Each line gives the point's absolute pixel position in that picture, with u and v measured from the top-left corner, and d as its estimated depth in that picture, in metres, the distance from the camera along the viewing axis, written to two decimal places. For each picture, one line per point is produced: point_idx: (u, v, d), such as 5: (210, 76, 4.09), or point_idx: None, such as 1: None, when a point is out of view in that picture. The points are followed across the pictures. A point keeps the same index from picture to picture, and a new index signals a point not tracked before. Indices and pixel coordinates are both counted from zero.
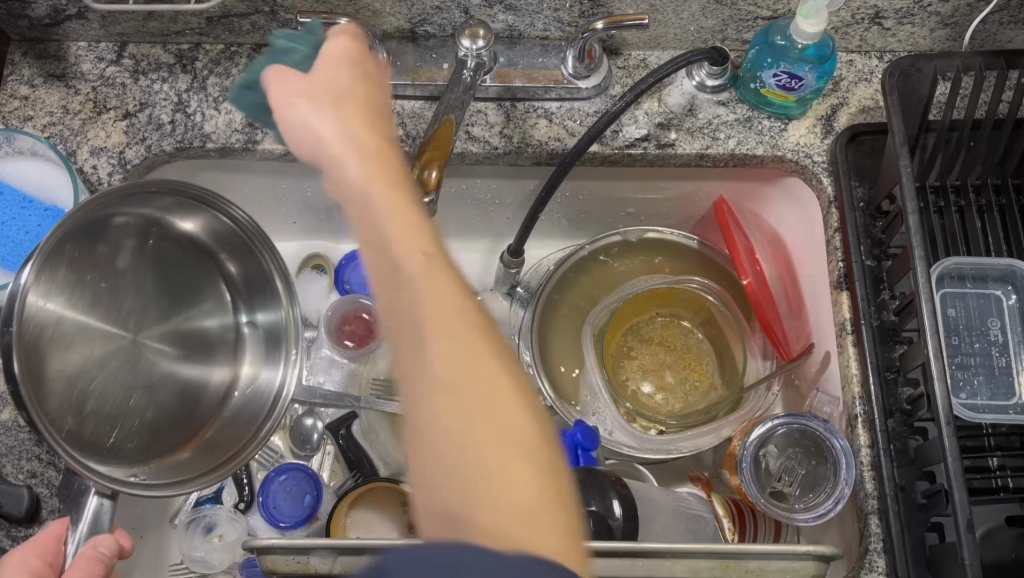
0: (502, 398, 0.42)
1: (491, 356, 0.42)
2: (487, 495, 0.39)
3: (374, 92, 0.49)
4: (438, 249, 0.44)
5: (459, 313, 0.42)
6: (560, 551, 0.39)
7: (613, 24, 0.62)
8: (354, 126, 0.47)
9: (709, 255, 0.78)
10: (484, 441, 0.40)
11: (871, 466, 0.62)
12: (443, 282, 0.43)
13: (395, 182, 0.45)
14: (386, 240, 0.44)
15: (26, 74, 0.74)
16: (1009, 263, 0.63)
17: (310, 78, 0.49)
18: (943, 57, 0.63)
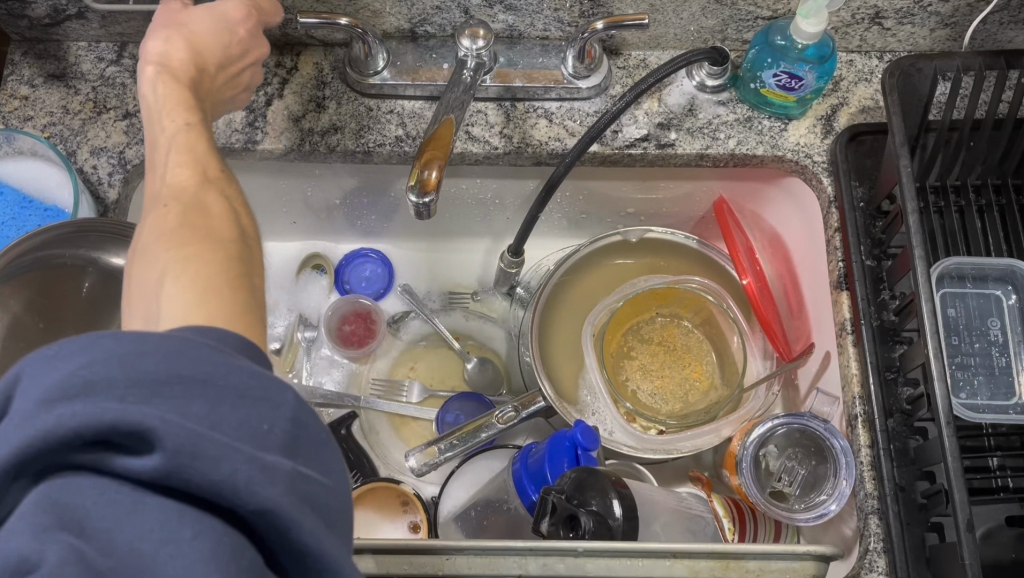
0: (212, 212, 0.45)
1: (229, 225, 0.45)
2: (180, 275, 0.41)
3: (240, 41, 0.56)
4: (199, 120, 0.51)
5: (194, 154, 0.48)
6: (233, 318, 0.39)
7: (613, 24, 0.62)
8: (175, 48, 0.53)
9: (709, 256, 0.78)
10: (188, 233, 0.43)
11: (871, 465, 0.62)
12: (201, 166, 0.48)
13: (190, 100, 0.51)
14: (160, 136, 0.49)
15: (26, 74, 0.74)
16: (1009, 264, 0.63)
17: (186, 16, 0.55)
18: (943, 57, 0.63)
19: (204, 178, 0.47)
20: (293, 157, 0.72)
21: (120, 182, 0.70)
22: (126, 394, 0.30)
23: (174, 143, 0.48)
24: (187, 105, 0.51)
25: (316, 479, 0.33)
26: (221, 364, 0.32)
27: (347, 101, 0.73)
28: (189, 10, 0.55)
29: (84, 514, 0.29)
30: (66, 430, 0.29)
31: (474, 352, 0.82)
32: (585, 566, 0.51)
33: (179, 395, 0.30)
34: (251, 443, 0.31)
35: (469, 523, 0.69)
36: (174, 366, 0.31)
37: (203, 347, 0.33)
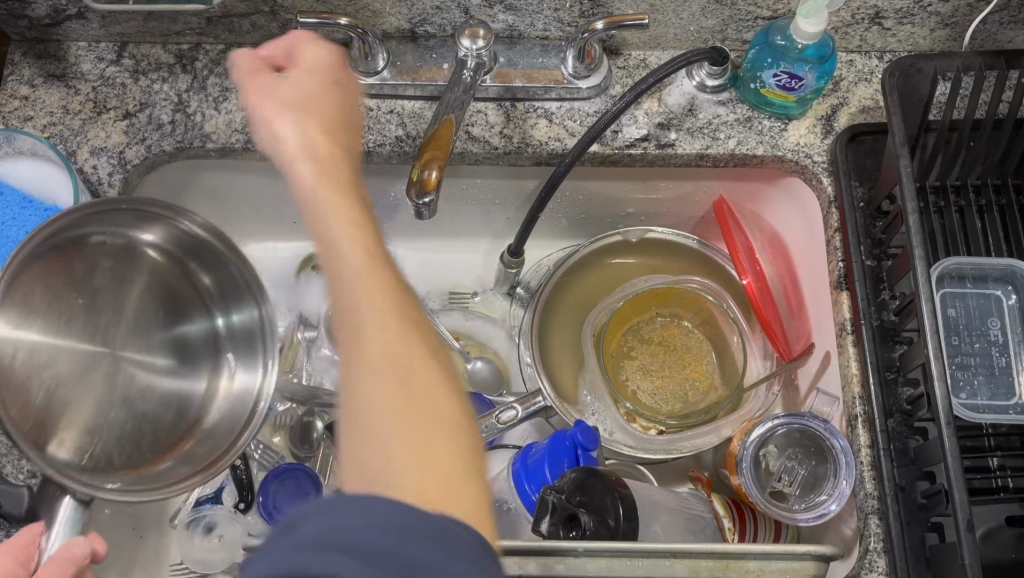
0: (432, 390, 0.45)
1: (441, 386, 0.45)
2: (408, 447, 0.42)
3: (338, 96, 0.56)
4: (380, 247, 0.49)
5: (390, 297, 0.47)
6: (460, 510, 0.40)
7: (613, 24, 0.62)
8: (316, 138, 0.53)
9: (708, 255, 0.78)
10: (421, 419, 0.43)
11: (871, 465, 0.62)
12: (382, 285, 0.47)
13: (342, 204, 0.50)
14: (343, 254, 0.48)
15: (26, 74, 0.74)
16: (1009, 264, 0.63)
17: (285, 87, 0.54)
18: (943, 57, 0.63)
19: (381, 295, 0.47)
20: None
21: (120, 182, 0.70)
22: (370, 553, 0.34)
23: (358, 269, 0.47)
24: (348, 207, 0.50)
25: None
26: (451, 534, 0.36)
27: None
28: (280, 77, 0.55)
29: None
30: (321, 574, 0.33)
31: (475, 352, 0.81)
32: (585, 566, 0.51)
33: (410, 577, 0.34)
34: None
35: None
36: (416, 528, 0.36)
37: (438, 520, 0.37)
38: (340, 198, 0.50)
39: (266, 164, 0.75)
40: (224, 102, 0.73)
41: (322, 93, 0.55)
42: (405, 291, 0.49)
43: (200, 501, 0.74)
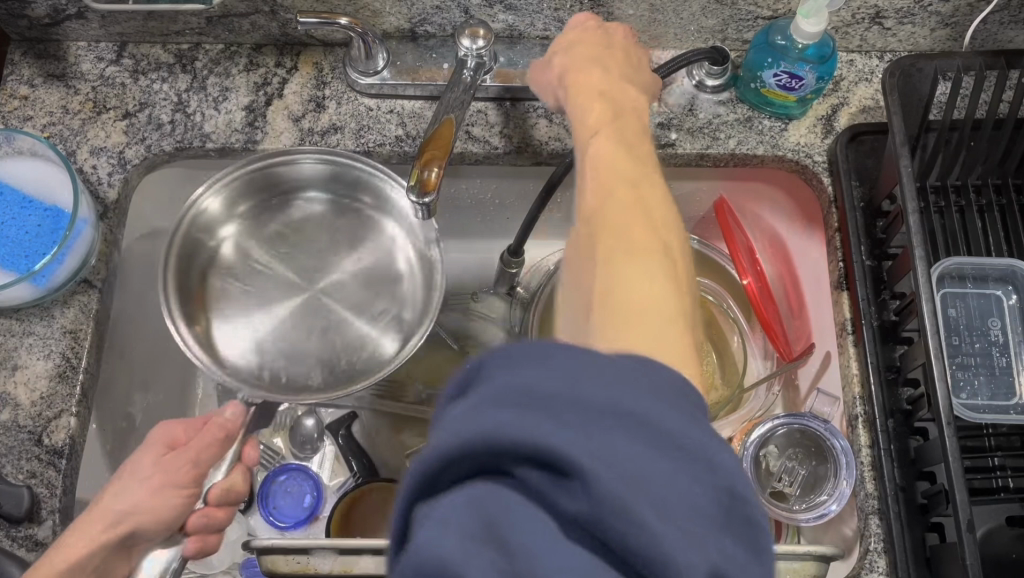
0: (652, 231, 0.46)
1: (665, 237, 0.46)
2: (614, 292, 0.42)
3: (589, 51, 0.57)
4: (624, 131, 0.52)
5: (622, 168, 0.49)
6: (662, 351, 0.39)
7: None
8: (575, 68, 0.56)
9: (708, 254, 0.78)
10: (603, 261, 0.44)
11: (872, 466, 0.61)
12: (620, 161, 0.49)
13: (606, 96, 0.54)
14: (580, 154, 0.52)
15: (26, 74, 0.73)
16: (1009, 264, 0.63)
17: (566, 54, 0.58)
18: (944, 57, 0.63)
19: (631, 178, 0.48)
20: None
21: (120, 182, 0.69)
22: (563, 416, 0.29)
23: (600, 154, 0.50)
24: (603, 105, 0.53)
25: (733, 560, 0.29)
26: (650, 398, 0.31)
27: (346, 101, 0.73)
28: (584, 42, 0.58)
29: (508, 525, 0.28)
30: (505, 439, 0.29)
31: None
32: None
33: (611, 435, 0.29)
34: (681, 523, 0.28)
35: None
36: (614, 407, 0.30)
37: (640, 369, 0.32)
38: (599, 112, 0.53)
39: None
40: (224, 102, 0.73)
41: (580, 50, 0.57)
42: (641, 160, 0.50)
43: None
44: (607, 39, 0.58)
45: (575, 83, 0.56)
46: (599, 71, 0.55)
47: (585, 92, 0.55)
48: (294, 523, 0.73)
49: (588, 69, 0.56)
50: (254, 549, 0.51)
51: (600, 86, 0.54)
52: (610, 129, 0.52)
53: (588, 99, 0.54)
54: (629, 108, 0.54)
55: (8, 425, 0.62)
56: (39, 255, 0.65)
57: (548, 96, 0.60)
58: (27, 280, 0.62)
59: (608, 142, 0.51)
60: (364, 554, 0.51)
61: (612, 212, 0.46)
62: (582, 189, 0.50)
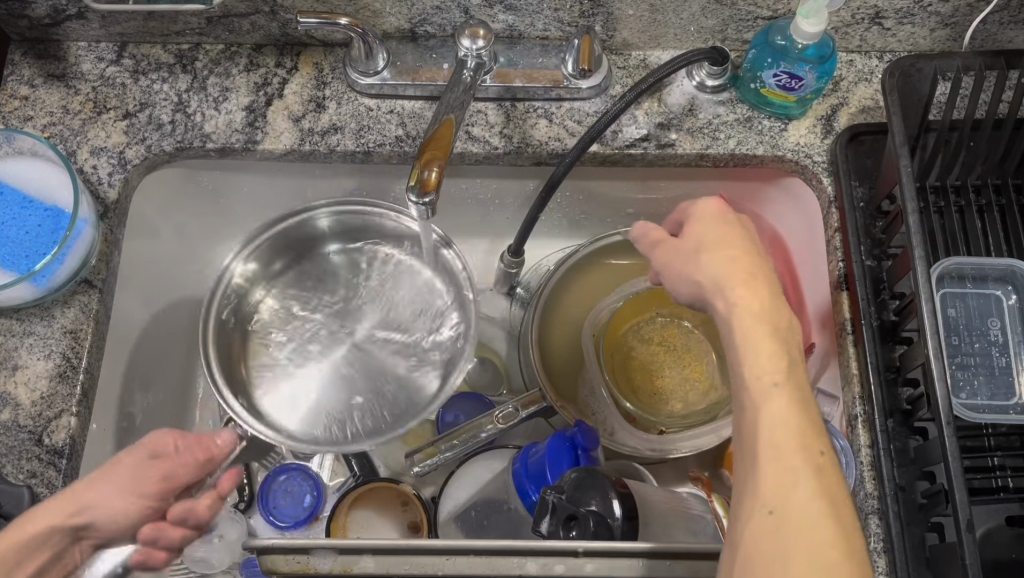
0: (834, 498, 0.42)
1: (839, 511, 0.41)
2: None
3: (735, 234, 0.50)
4: (793, 365, 0.45)
5: (793, 419, 0.43)
6: None
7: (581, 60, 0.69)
8: (724, 253, 0.49)
9: None
10: (782, 532, 0.40)
11: (871, 466, 0.61)
12: (798, 432, 0.43)
13: (768, 306, 0.47)
14: (749, 418, 0.44)
15: (26, 74, 0.74)
16: (1009, 264, 0.63)
17: (694, 234, 0.51)
18: (944, 57, 0.63)
19: (814, 451, 0.43)
20: (293, 157, 0.72)
21: (120, 182, 0.70)
22: None
23: (776, 422, 0.43)
24: (775, 344, 0.45)
25: None
26: None
27: (346, 101, 0.73)
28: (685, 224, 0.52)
29: None
30: None
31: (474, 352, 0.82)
32: (584, 566, 0.51)
33: None
34: None
35: (470, 524, 0.69)
36: None
37: None
38: (767, 339, 0.46)
39: (267, 164, 0.75)
40: (224, 102, 0.73)
41: (719, 229, 0.51)
42: (809, 409, 0.44)
43: None
44: (744, 232, 0.51)
45: (739, 297, 0.47)
46: (761, 290, 0.48)
47: (752, 311, 0.47)
48: (294, 523, 0.73)
49: (745, 279, 0.48)
50: (253, 548, 0.51)
51: (764, 305, 0.47)
52: (784, 395, 0.44)
53: (758, 329, 0.46)
54: (795, 338, 0.47)
55: (8, 425, 0.62)
56: (39, 255, 0.65)
57: (683, 291, 0.51)
58: (28, 280, 0.62)
59: (783, 406, 0.43)
60: (365, 555, 0.51)
61: (795, 499, 0.41)
62: (751, 462, 0.43)
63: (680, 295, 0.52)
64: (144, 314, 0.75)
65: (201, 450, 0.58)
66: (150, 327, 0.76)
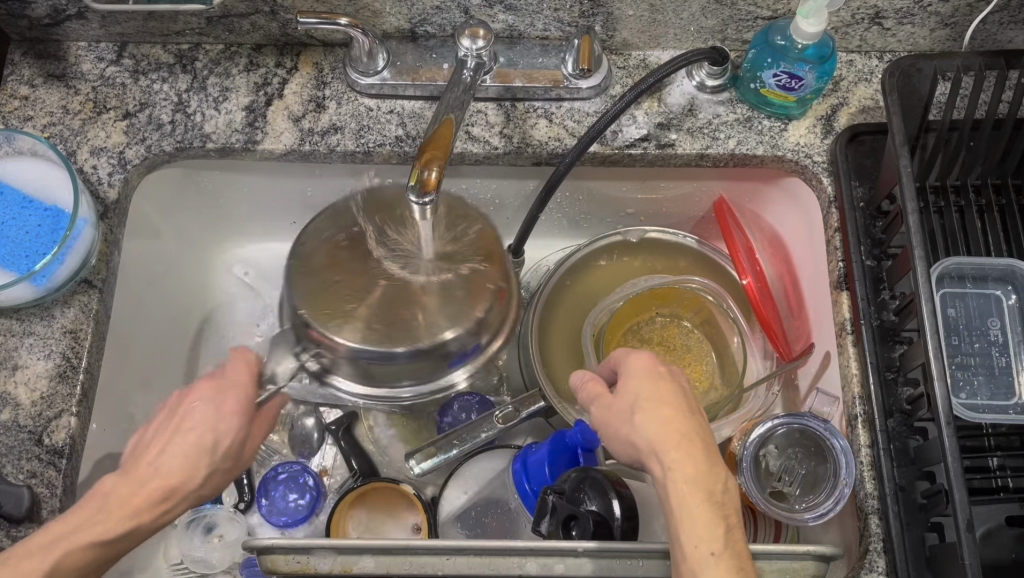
0: None
1: None
2: None
3: (668, 391, 0.53)
4: (726, 529, 0.47)
5: None
6: None
7: (580, 58, 0.70)
8: (657, 415, 0.51)
9: (708, 254, 0.78)
10: None
11: (871, 466, 0.62)
12: None
13: (701, 470, 0.48)
14: None
15: (26, 74, 0.74)
16: (1009, 263, 0.63)
17: (624, 397, 0.54)
18: (943, 57, 0.63)
19: None
20: (294, 157, 0.72)
21: (120, 182, 0.70)
22: None
23: None
24: (709, 511, 0.47)
25: None
26: None
27: (347, 101, 0.73)
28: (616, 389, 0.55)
29: None
30: None
31: None
32: (583, 566, 0.51)
33: None
34: None
35: (470, 522, 0.70)
36: None
37: None
38: (704, 507, 0.47)
39: (266, 164, 0.75)
40: (224, 102, 0.73)
41: (652, 390, 0.53)
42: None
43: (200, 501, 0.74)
44: (677, 392, 0.53)
45: (673, 462, 0.49)
46: (696, 454, 0.49)
47: (685, 476, 0.48)
48: (294, 523, 0.73)
49: (678, 445, 0.49)
50: (253, 548, 0.51)
51: (698, 472, 0.48)
52: (713, 566, 0.45)
53: (691, 497, 0.47)
54: (732, 503, 0.48)
55: (8, 425, 0.62)
56: (39, 255, 0.65)
57: (622, 451, 0.53)
58: (27, 280, 0.62)
59: (722, 577, 0.45)
60: (365, 555, 0.51)
61: None
62: None
63: (623, 459, 0.54)
64: (145, 315, 0.75)
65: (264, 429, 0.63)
66: (151, 327, 0.76)
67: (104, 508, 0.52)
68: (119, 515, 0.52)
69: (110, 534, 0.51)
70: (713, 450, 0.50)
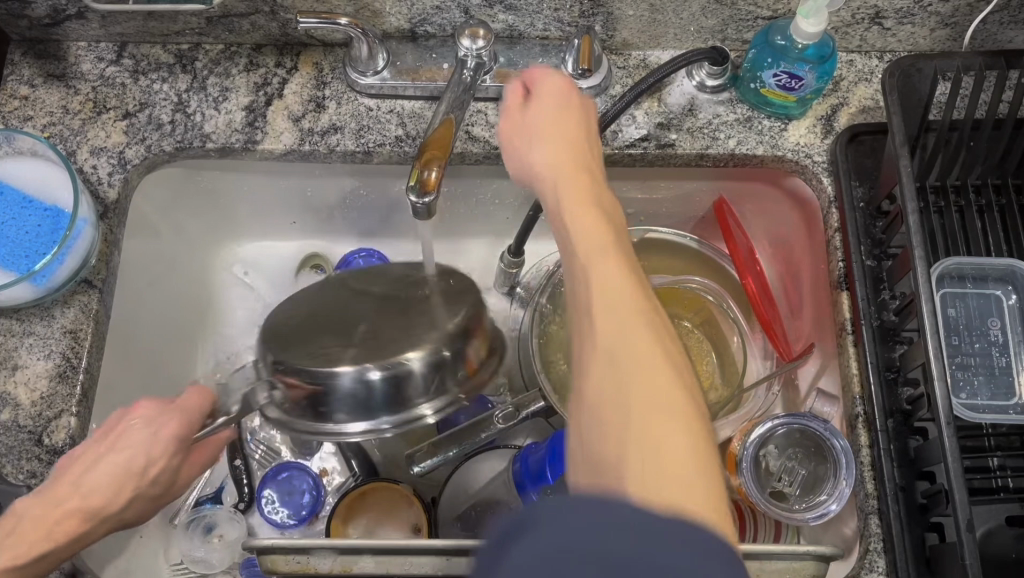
0: (688, 423, 0.39)
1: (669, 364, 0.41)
2: (639, 446, 0.38)
3: (580, 141, 0.52)
4: (622, 246, 0.46)
5: (637, 319, 0.42)
6: (714, 518, 0.36)
7: (584, 54, 0.69)
8: (570, 144, 0.52)
9: (707, 253, 0.78)
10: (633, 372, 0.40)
11: (871, 465, 0.62)
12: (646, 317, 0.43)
13: (590, 191, 0.49)
14: (582, 269, 0.45)
15: (26, 74, 0.74)
16: (1009, 264, 0.63)
17: (530, 116, 0.54)
18: (943, 57, 0.63)
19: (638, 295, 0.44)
20: (293, 157, 0.72)
21: (120, 182, 0.70)
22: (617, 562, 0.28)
23: (606, 280, 0.44)
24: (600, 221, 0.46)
25: None
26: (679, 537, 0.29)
27: (346, 101, 0.73)
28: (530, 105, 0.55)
29: None
30: None
31: None
32: None
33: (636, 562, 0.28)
34: None
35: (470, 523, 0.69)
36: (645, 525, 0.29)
37: (690, 528, 0.30)
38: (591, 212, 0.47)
39: (265, 164, 0.75)
40: (224, 102, 0.73)
41: (559, 114, 0.54)
42: (644, 291, 0.45)
43: (200, 501, 0.74)
44: (581, 120, 0.54)
45: (560, 193, 0.49)
46: (590, 185, 0.49)
47: (593, 211, 0.47)
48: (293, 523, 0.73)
49: (569, 166, 0.50)
50: (252, 548, 0.51)
51: (593, 204, 0.48)
52: (645, 423, 0.39)
53: (589, 222, 0.46)
54: (627, 237, 0.48)
55: (8, 425, 0.62)
56: (39, 255, 0.65)
57: (521, 179, 0.54)
58: (27, 280, 0.62)
59: (640, 331, 0.42)
60: (365, 555, 0.51)
61: (638, 358, 0.41)
62: (586, 312, 0.44)
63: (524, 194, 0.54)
64: (145, 314, 0.75)
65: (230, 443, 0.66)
66: (150, 327, 0.76)
67: (12, 534, 0.53)
68: (32, 538, 0.53)
69: (21, 556, 0.53)
70: (605, 184, 0.51)
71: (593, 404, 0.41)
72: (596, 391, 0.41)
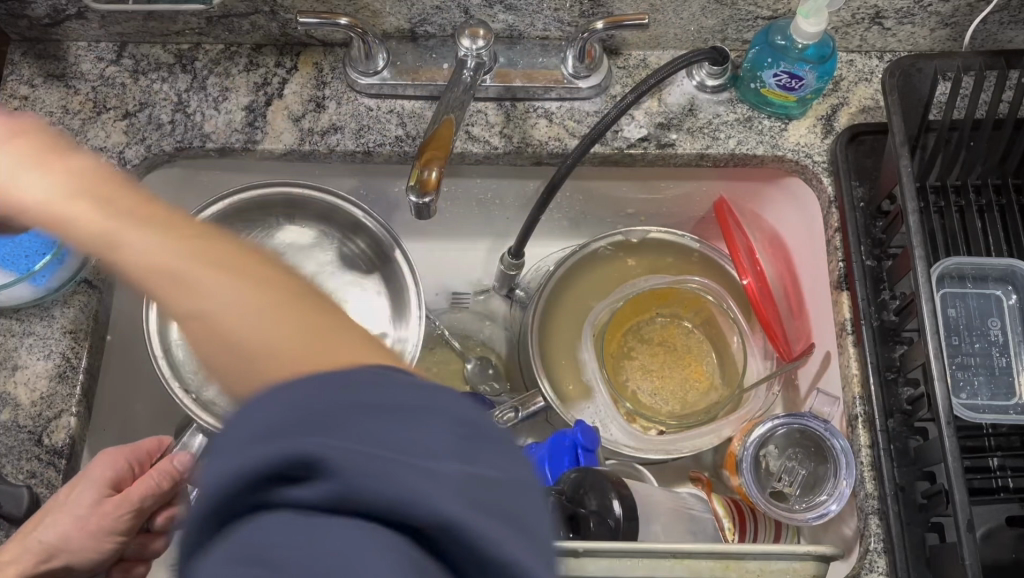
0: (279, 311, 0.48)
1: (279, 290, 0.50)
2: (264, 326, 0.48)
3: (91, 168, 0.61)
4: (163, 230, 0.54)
5: (272, 289, 0.50)
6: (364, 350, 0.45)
7: (613, 25, 0.62)
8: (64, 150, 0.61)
9: (707, 255, 0.78)
10: (288, 322, 0.48)
11: (872, 466, 0.62)
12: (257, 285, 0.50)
13: (129, 219, 0.56)
14: (146, 258, 0.53)
15: (26, 74, 0.74)
16: (1010, 263, 0.63)
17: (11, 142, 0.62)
18: (944, 57, 0.63)
19: (176, 266, 0.52)
20: (293, 157, 0.72)
21: None
22: (344, 430, 0.29)
23: (216, 292, 0.50)
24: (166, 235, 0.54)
25: None
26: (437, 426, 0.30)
27: (346, 101, 0.73)
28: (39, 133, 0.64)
29: None
30: None
31: (474, 353, 0.83)
32: (584, 565, 0.50)
33: (344, 424, 0.29)
34: (420, 472, 0.28)
35: None
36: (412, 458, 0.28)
37: (429, 396, 0.31)
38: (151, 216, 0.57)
39: (265, 164, 0.75)
40: (224, 102, 0.73)
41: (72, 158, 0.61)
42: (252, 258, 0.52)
43: None
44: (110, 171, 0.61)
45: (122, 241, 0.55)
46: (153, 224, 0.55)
47: (125, 240, 0.54)
48: None
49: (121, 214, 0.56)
50: None
51: (143, 227, 0.55)
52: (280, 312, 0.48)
53: (146, 239, 0.54)
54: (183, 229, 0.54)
55: (8, 425, 0.62)
56: (39, 254, 0.65)
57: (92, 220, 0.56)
58: (27, 280, 0.62)
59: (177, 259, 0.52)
60: None
61: (223, 289, 0.50)
62: (202, 315, 0.50)
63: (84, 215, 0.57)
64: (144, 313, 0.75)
65: (161, 477, 0.63)
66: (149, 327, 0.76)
67: None
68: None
69: None
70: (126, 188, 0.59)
71: (239, 317, 0.49)
72: (223, 354, 0.49)
